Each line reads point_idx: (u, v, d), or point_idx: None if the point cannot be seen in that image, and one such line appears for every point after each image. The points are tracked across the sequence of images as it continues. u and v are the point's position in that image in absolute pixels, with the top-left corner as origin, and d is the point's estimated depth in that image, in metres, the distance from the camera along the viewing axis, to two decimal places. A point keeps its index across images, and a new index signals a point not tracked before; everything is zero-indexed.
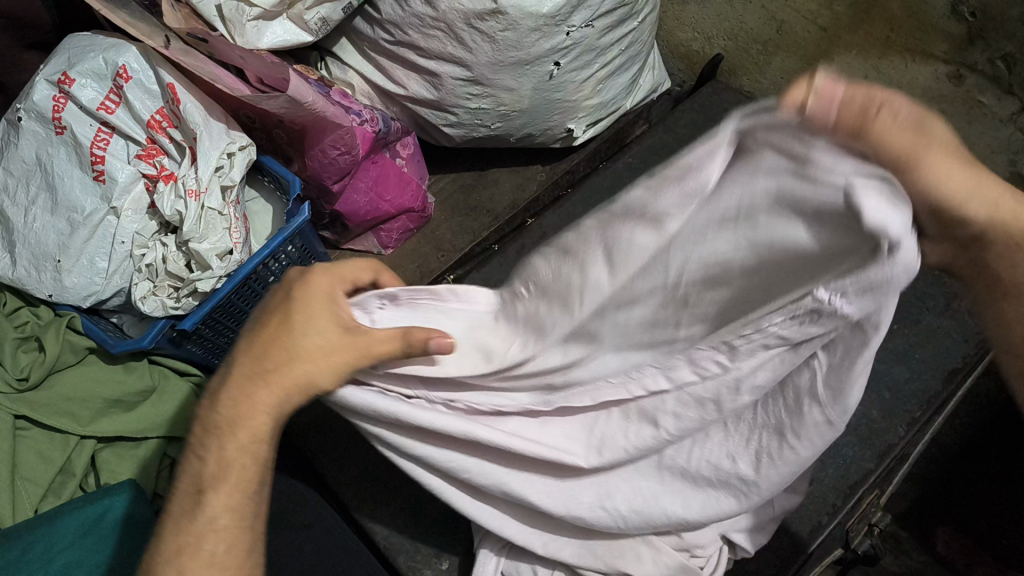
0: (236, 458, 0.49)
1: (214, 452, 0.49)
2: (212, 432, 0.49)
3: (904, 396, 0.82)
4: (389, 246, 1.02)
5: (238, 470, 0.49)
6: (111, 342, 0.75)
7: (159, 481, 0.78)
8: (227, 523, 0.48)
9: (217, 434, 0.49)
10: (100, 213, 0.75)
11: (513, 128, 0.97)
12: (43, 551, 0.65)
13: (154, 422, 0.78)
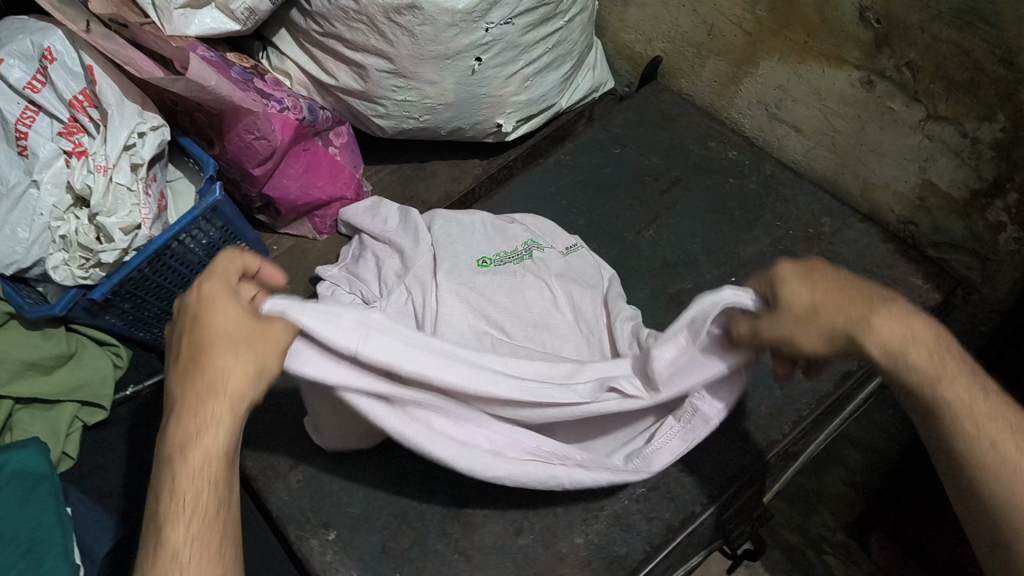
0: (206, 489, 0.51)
1: (182, 495, 0.50)
2: (175, 471, 0.50)
3: (794, 394, 0.84)
4: (324, 232, 1.05)
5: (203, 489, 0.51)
6: (27, 308, 0.79)
7: (68, 443, 0.82)
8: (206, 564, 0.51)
9: (189, 469, 0.50)
10: (23, 185, 0.79)
11: (442, 122, 1.00)
12: None
13: (70, 386, 0.83)
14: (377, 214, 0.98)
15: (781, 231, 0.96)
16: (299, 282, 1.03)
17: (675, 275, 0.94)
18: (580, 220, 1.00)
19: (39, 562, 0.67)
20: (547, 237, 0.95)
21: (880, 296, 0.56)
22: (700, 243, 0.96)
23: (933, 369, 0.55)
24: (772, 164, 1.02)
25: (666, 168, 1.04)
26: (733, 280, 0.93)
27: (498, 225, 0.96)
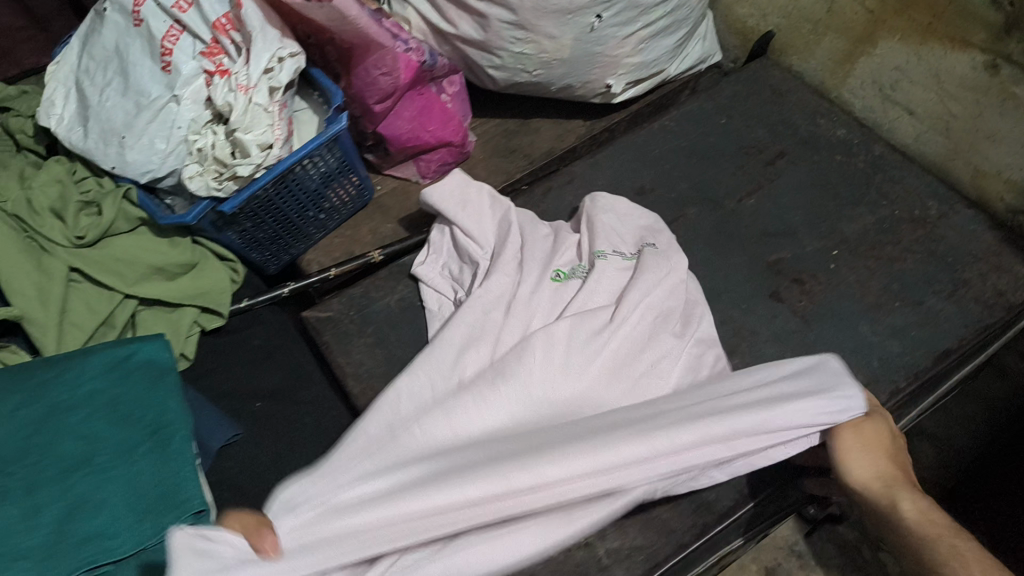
0: None
1: None
2: None
3: (891, 367, 0.84)
4: (427, 176, 1.08)
5: None
6: (159, 215, 0.85)
7: (186, 345, 0.86)
8: None
9: None
10: (164, 99, 0.84)
11: (554, 78, 1.02)
12: (74, 377, 0.74)
13: (190, 293, 0.87)
14: (470, 210, 0.91)
15: (886, 210, 0.96)
16: (402, 221, 1.06)
17: (774, 244, 0.95)
18: (684, 183, 1.01)
19: (165, 443, 0.71)
20: (625, 236, 0.90)
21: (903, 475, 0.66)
22: (802, 215, 0.97)
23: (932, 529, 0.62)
24: (880, 146, 1.02)
25: (772, 141, 1.04)
26: (835, 254, 0.93)
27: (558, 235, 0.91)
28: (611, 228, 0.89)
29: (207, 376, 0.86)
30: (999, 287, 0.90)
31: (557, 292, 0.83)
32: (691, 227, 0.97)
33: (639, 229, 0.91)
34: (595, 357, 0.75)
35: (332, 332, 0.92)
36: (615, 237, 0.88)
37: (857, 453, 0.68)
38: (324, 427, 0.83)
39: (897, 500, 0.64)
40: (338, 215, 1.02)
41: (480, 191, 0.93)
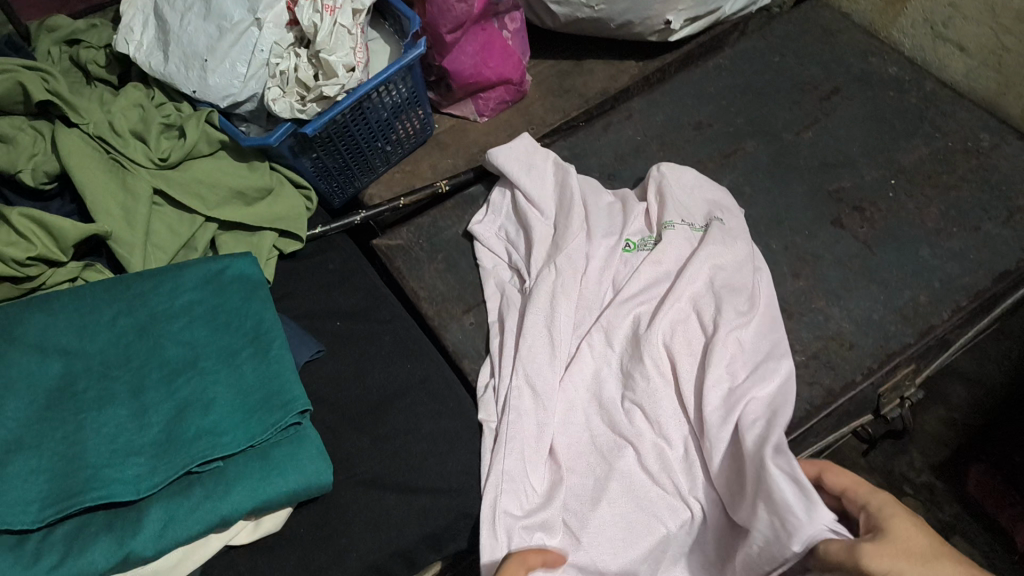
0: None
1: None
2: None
3: (952, 288, 0.87)
4: (485, 114, 1.10)
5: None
6: (242, 137, 0.86)
7: (265, 268, 0.88)
8: None
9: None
10: (246, 22, 0.86)
11: (615, 13, 1.03)
12: (171, 288, 0.76)
13: (268, 218, 0.89)
14: (535, 172, 0.94)
15: (940, 142, 0.99)
16: (461, 157, 1.08)
17: (833, 174, 0.97)
18: (740, 118, 1.03)
19: (266, 347, 0.72)
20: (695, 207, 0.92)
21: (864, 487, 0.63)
22: (859, 147, 0.99)
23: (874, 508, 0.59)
24: (932, 82, 1.04)
25: (826, 78, 1.06)
26: (893, 183, 0.96)
27: (625, 204, 0.93)
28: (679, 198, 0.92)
29: (286, 296, 0.88)
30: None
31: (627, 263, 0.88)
32: (750, 160, 1.00)
33: (708, 206, 0.92)
34: (665, 330, 0.81)
35: (404, 259, 0.94)
36: (678, 207, 0.91)
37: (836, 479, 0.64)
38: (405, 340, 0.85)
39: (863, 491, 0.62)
40: (402, 149, 1.04)
41: (546, 156, 0.95)
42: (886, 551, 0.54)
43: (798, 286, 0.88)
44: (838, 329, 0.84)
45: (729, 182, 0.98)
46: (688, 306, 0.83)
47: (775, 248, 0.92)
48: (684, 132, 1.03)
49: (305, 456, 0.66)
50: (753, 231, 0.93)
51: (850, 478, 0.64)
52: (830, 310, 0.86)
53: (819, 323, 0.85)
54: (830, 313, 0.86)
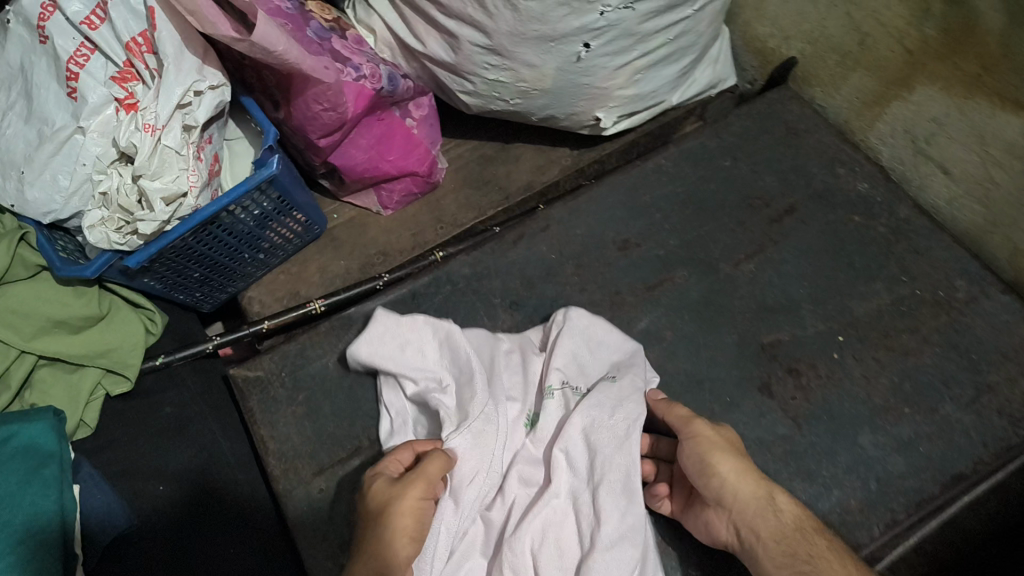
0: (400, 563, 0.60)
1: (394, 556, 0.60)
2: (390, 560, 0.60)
3: (890, 492, 0.73)
4: (389, 208, 0.96)
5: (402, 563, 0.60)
6: (58, 265, 0.73)
7: (86, 411, 0.77)
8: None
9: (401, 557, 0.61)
10: (68, 130, 0.72)
11: (535, 107, 0.88)
12: None
13: (96, 350, 0.78)
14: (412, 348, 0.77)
15: (906, 288, 0.83)
16: (355, 259, 0.94)
17: (772, 322, 0.82)
18: (674, 238, 0.88)
19: (41, 551, 0.64)
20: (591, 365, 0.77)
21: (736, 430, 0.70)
22: (807, 287, 0.84)
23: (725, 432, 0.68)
24: (907, 207, 0.88)
25: (781, 192, 0.90)
26: (841, 340, 0.80)
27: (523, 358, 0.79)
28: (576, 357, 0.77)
29: (107, 446, 0.77)
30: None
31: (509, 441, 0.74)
32: (678, 294, 0.85)
33: (607, 365, 0.77)
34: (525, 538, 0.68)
35: (258, 398, 0.81)
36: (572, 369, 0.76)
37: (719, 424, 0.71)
38: (235, 515, 0.75)
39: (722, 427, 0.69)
40: (283, 251, 0.91)
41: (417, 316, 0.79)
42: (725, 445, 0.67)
43: None
44: None
45: (646, 324, 0.83)
46: (568, 501, 0.69)
47: None
48: (606, 252, 0.88)
49: None
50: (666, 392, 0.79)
51: (701, 403, 0.74)
52: None
53: None
54: None
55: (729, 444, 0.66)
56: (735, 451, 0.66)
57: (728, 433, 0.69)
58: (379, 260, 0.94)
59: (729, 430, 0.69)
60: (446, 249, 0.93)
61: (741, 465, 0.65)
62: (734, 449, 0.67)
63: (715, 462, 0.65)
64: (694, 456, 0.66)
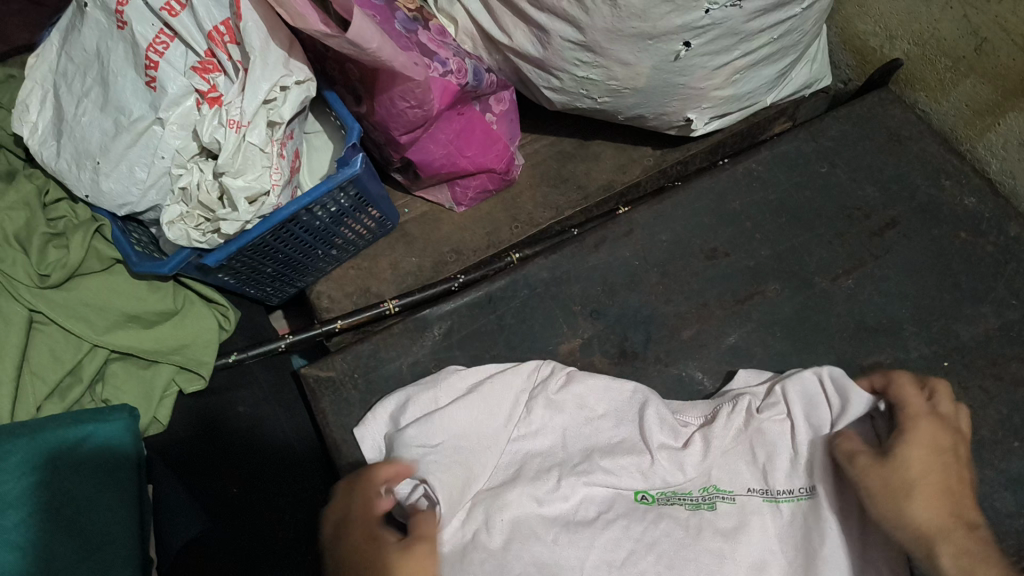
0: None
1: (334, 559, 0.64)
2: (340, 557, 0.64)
3: (998, 533, 0.68)
4: (463, 204, 0.92)
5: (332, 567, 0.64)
6: (134, 260, 0.71)
7: (160, 408, 0.75)
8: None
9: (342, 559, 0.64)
10: (146, 121, 0.69)
11: (623, 106, 0.83)
12: (17, 462, 0.63)
13: (170, 346, 0.77)
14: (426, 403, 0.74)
15: (1016, 313, 0.78)
16: (428, 257, 0.91)
17: (871, 345, 0.78)
18: (765, 249, 0.84)
19: (107, 565, 0.62)
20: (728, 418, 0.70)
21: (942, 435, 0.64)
22: (909, 308, 0.79)
23: (926, 473, 0.62)
24: (1018, 225, 0.82)
25: (882, 203, 0.85)
26: (946, 366, 0.76)
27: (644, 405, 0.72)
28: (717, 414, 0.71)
29: (180, 445, 0.75)
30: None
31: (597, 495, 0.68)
32: (770, 309, 0.81)
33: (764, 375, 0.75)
34: None
35: (331, 399, 0.79)
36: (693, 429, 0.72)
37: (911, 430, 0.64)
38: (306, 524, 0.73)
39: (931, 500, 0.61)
40: (354, 247, 0.88)
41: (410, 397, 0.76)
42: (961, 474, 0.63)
43: None
44: None
45: (735, 340, 0.79)
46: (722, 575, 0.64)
47: None
48: (692, 261, 0.84)
49: None
50: None
51: (916, 459, 0.62)
52: None
53: None
54: None
55: (909, 479, 0.61)
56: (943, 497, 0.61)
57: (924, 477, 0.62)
58: (452, 259, 0.91)
59: (947, 445, 0.64)
60: (522, 252, 0.90)
61: (963, 532, 0.60)
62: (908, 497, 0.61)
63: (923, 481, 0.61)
64: (892, 485, 0.61)
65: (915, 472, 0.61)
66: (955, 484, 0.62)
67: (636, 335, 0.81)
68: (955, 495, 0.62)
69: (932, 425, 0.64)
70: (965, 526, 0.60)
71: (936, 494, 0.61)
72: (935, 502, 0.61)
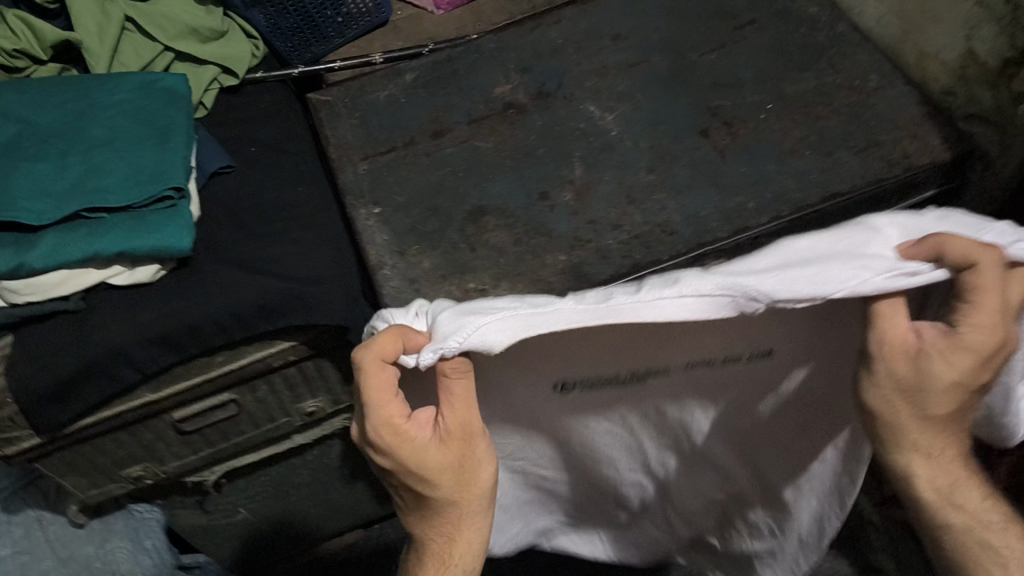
0: (464, 520, 0.72)
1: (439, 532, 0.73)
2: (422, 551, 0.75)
3: (782, 200, 0.95)
4: (440, 6, 1.22)
5: (465, 536, 0.73)
6: None
7: (206, 95, 1.07)
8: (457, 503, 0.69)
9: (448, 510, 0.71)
10: None
11: None
12: (112, 87, 0.98)
13: (217, 55, 1.08)
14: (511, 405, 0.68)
15: (830, 77, 1.03)
16: (411, 39, 1.22)
17: (720, 93, 1.04)
18: (655, 35, 1.12)
19: (160, 141, 0.94)
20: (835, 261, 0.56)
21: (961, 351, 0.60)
22: (752, 71, 1.06)
23: (922, 381, 0.62)
24: (845, 24, 1.08)
25: (748, 9, 1.12)
26: (770, 107, 1.02)
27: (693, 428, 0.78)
28: (699, 305, 0.55)
29: (218, 122, 1.07)
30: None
31: (572, 399, 0.71)
32: (652, 71, 1.08)
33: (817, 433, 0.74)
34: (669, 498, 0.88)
35: (326, 111, 1.11)
36: (706, 284, 0.55)
37: (974, 318, 0.58)
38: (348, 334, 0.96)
39: (967, 359, 0.60)
40: (357, 25, 1.20)
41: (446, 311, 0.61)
42: (908, 395, 0.63)
43: (648, 180, 0.99)
44: (667, 218, 0.96)
45: (622, 89, 1.07)
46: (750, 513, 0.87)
47: (643, 147, 1.02)
48: (601, 41, 1.12)
49: (173, 229, 0.89)
50: (633, 129, 1.04)
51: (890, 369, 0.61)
52: (668, 204, 0.97)
53: (655, 211, 0.97)
54: (667, 207, 0.97)
55: (923, 391, 0.62)
56: (965, 356, 0.60)
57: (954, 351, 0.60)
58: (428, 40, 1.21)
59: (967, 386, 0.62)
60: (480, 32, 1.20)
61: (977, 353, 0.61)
62: (921, 387, 0.62)
63: (931, 369, 0.61)
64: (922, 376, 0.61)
65: (942, 377, 0.61)
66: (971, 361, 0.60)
67: (551, 82, 1.10)
68: (893, 415, 0.63)
69: (947, 373, 0.61)
70: (969, 365, 0.60)
71: (964, 359, 0.60)
72: (956, 362, 0.60)
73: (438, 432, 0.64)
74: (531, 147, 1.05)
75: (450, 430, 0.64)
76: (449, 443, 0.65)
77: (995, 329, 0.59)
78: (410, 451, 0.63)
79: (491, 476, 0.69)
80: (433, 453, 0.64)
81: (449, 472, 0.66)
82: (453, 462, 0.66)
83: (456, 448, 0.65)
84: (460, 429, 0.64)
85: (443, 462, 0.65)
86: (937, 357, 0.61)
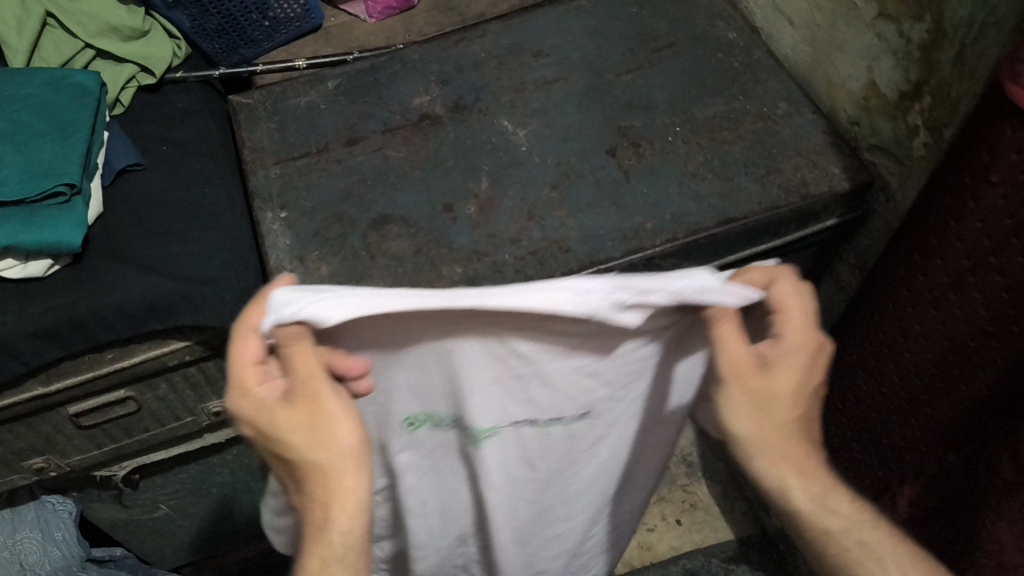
0: (331, 509, 0.60)
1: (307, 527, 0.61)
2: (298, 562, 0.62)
3: (679, 222, 0.95)
4: (372, 15, 1.26)
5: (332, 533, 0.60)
6: None
7: (123, 92, 1.08)
8: (318, 470, 0.59)
9: (317, 494, 0.60)
10: None
11: None
12: (23, 81, 0.99)
13: (138, 53, 1.09)
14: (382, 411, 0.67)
15: (739, 103, 1.04)
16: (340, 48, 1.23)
17: (631, 113, 1.05)
18: (576, 53, 1.13)
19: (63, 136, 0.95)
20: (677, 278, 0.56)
21: (791, 353, 0.61)
22: (664, 94, 1.06)
23: (779, 389, 0.60)
24: (761, 52, 1.09)
25: (668, 32, 1.13)
26: (677, 130, 1.02)
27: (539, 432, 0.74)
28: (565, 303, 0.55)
29: (135, 120, 1.08)
30: (914, 294, 0.90)
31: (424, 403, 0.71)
32: (567, 88, 1.09)
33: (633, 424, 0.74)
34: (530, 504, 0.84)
35: (246, 113, 1.12)
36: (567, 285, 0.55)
37: (789, 307, 0.61)
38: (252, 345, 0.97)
39: (793, 367, 0.60)
40: (285, 31, 1.24)
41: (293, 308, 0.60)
42: (757, 397, 0.60)
43: (550, 197, 0.99)
44: (563, 235, 0.96)
45: (536, 104, 1.08)
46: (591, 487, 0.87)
47: (549, 163, 1.03)
48: (523, 56, 1.14)
49: (64, 223, 0.90)
50: (541, 145, 1.04)
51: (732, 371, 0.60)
52: (567, 221, 0.97)
53: (552, 227, 0.96)
54: (564, 223, 0.97)
55: (766, 404, 0.60)
56: (791, 358, 0.61)
57: (781, 357, 0.61)
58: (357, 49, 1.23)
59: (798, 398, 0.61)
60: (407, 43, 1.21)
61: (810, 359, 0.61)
62: (765, 395, 0.60)
63: (772, 376, 0.60)
64: (765, 391, 0.60)
65: (781, 386, 0.60)
66: (802, 352, 0.61)
67: (468, 95, 1.11)
68: (748, 427, 0.60)
69: (788, 377, 0.60)
70: (801, 369, 0.61)
71: (796, 365, 0.61)
72: (782, 366, 0.60)
73: (292, 394, 0.59)
74: (440, 157, 1.05)
75: (311, 388, 0.58)
76: (307, 406, 0.59)
77: (811, 327, 0.61)
78: (272, 410, 0.59)
79: (356, 434, 0.59)
80: (289, 414, 0.59)
81: (309, 440, 0.59)
82: (314, 423, 0.59)
83: (315, 409, 0.59)
84: (320, 385, 0.58)
85: (304, 419, 0.59)
86: (773, 355, 0.61)
